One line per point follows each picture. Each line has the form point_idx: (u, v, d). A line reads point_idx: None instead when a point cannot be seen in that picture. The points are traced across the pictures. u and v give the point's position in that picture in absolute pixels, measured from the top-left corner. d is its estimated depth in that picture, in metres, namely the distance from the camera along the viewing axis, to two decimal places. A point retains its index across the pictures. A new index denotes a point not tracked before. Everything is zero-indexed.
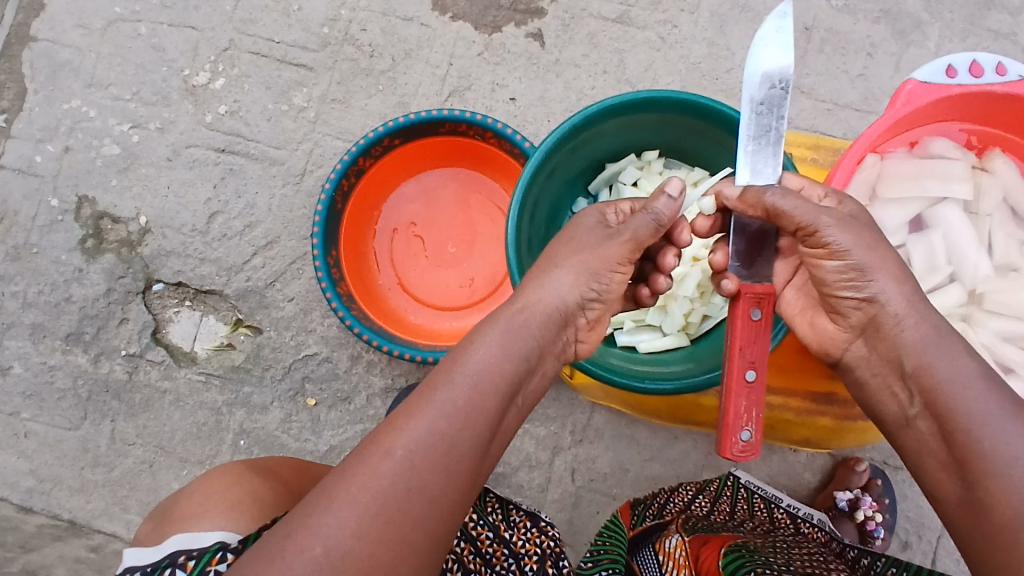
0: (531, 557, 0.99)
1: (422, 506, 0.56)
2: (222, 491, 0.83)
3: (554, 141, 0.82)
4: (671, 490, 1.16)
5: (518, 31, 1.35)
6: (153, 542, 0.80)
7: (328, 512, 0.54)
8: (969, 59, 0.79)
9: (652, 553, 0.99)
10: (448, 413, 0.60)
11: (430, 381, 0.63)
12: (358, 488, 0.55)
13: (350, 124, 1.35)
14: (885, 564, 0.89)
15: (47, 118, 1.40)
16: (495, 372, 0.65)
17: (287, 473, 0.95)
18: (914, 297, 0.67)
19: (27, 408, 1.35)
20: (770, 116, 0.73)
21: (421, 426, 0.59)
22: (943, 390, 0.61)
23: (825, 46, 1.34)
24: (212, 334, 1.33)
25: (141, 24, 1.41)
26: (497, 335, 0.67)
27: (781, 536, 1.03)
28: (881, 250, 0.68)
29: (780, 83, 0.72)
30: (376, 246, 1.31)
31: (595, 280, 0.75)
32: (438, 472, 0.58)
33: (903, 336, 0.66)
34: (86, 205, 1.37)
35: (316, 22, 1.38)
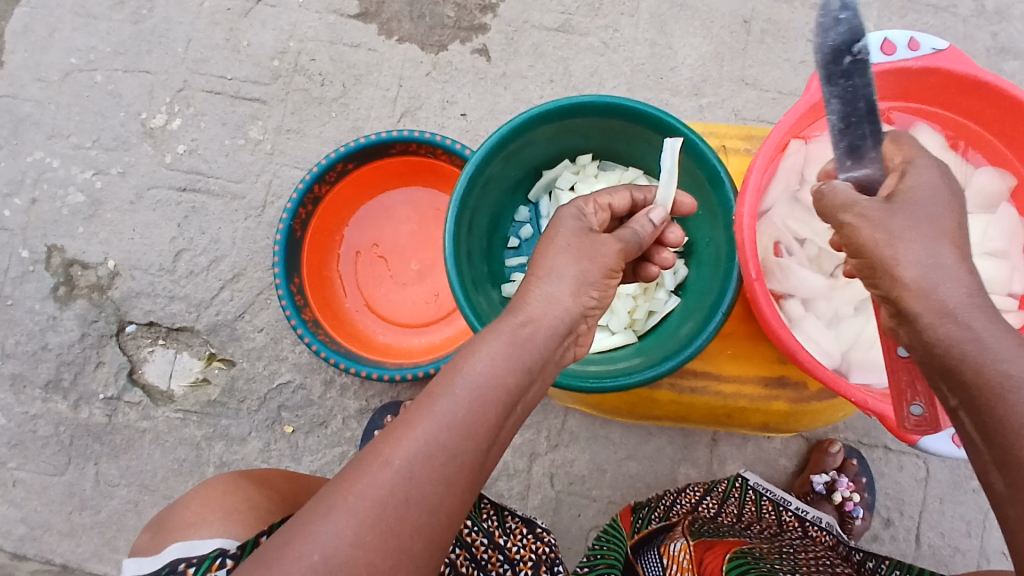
0: (526, 562, 1.01)
1: (421, 517, 0.54)
2: (218, 497, 0.85)
3: (485, 152, 0.84)
4: (678, 491, 1.16)
5: (464, 48, 1.38)
6: (153, 551, 0.83)
7: (326, 520, 0.52)
8: (882, 37, 0.79)
9: (657, 556, 0.97)
10: (450, 423, 0.56)
11: (431, 387, 0.59)
12: (357, 496, 0.53)
13: (306, 153, 1.37)
14: (889, 567, 0.96)
15: (12, 172, 1.43)
16: (499, 381, 0.59)
17: (281, 482, 0.95)
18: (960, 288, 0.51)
19: (13, 458, 1.37)
20: (853, 93, 0.64)
21: (421, 434, 0.55)
22: (988, 388, 0.48)
23: (766, 36, 1.36)
24: (187, 370, 1.35)
25: (97, 73, 1.44)
26: (499, 343, 0.62)
27: (787, 540, 1.04)
28: (904, 239, 0.53)
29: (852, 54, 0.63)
30: (340, 270, 1.33)
31: (590, 287, 0.69)
32: (439, 482, 0.55)
33: (936, 329, 0.51)
34: (55, 253, 1.40)
35: (266, 56, 1.40)
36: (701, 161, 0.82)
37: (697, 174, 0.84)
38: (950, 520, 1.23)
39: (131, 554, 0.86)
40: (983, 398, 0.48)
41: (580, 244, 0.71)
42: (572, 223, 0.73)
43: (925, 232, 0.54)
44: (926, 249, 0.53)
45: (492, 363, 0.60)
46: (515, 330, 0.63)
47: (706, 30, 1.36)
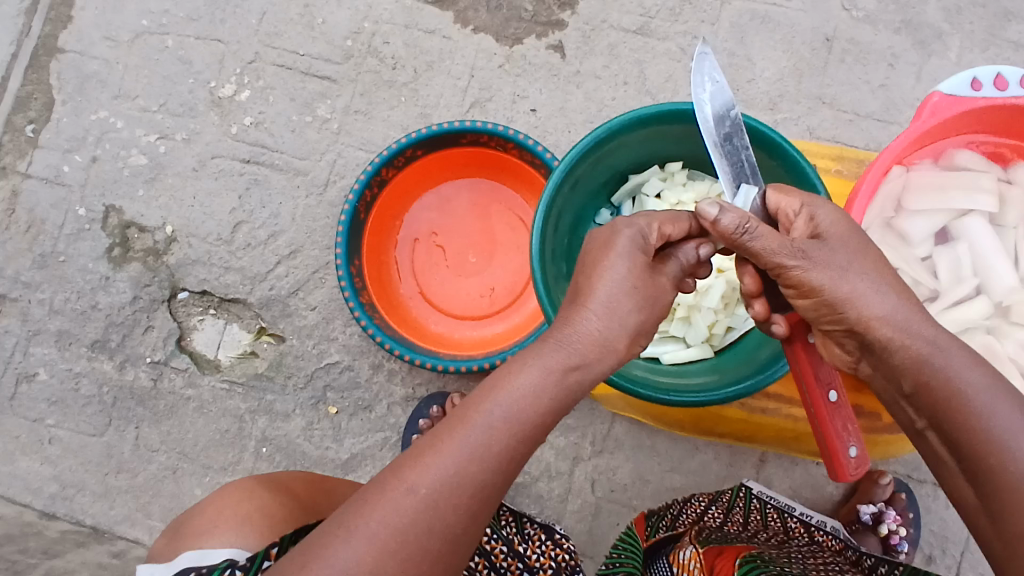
0: (546, 570, 1.00)
1: (439, 546, 0.56)
2: (233, 504, 0.85)
3: (579, 152, 0.82)
4: (686, 500, 1.16)
5: (539, 43, 1.36)
6: (165, 558, 0.83)
7: (346, 542, 0.55)
8: (994, 71, 0.78)
9: (667, 565, 0.99)
10: (476, 456, 0.58)
11: (459, 416, 0.60)
12: (379, 521, 0.56)
13: (373, 135, 1.36)
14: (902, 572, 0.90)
15: (75, 129, 1.43)
16: (526, 418, 0.60)
17: (301, 487, 0.94)
18: (904, 313, 0.63)
19: (52, 415, 1.37)
20: (736, 151, 0.74)
21: (444, 466, 0.57)
22: (954, 400, 0.59)
23: (846, 57, 1.34)
24: (235, 342, 1.35)
25: (168, 37, 1.44)
26: (538, 382, 0.61)
27: (795, 547, 1.03)
28: (854, 276, 0.64)
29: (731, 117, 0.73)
30: (398, 255, 1.32)
31: (642, 334, 0.69)
32: (460, 513, 0.57)
33: (904, 351, 0.62)
34: (113, 214, 1.40)
35: (340, 35, 1.40)
36: (800, 177, 0.81)
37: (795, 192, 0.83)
38: None
39: (147, 561, 0.86)
40: (953, 408, 0.59)
41: (644, 287, 0.67)
42: (629, 251, 0.68)
43: (865, 266, 0.65)
44: (873, 283, 0.64)
45: (521, 403, 0.60)
46: (560, 372, 0.62)
47: (786, 45, 1.35)
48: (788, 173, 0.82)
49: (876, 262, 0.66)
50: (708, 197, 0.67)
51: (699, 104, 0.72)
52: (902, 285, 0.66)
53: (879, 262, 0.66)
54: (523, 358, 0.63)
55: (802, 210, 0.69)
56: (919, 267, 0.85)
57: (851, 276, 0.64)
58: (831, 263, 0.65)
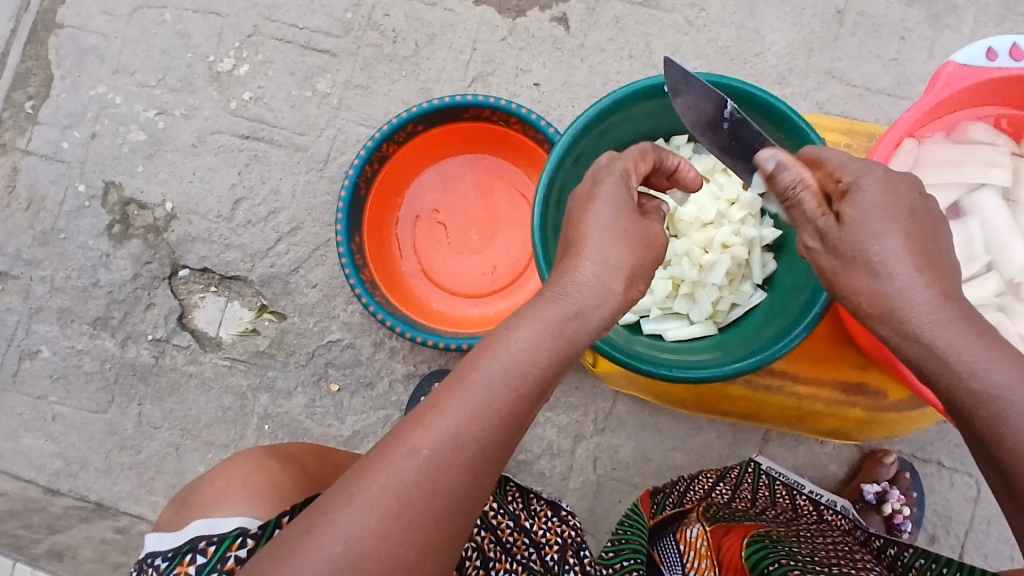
0: (552, 546, 0.98)
1: (446, 507, 0.53)
2: (242, 475, 0.83)
3: (582, 125, 0.81)
4: (692, 478, 1.16)
5: (543, 15, 1.34)
6: (172, 528, 0.80)
7: (349, 508, 0.52)
8: (1010, 41, 0.76)
9: (673, 542, 0.99)
10: (478, 414, 0.54)
11: (460, 374, 0.57)
12: (380, 485, 0.52)
13: (374, 111, 1.34)
14: (913, 555, 0.88)
15: (74, 104, 1.41)
16: (529, 373, 0.57)
17: (308, 458, 0.95)
18: (922, 299, 0.55)
19: (56, 391, 1.37)
20: (749, 144, 0.70)
21: (449, 425, 0.54)
22: (971, 399, 0.52)
23: (857, 30, 1.31)
24: (237, 320, 1.34)
25: (166, 11, 1.42)
26: (536, 334, 0.58)
27: (804, 523, 1.03)
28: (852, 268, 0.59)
29: (729, 115, 0.70)
30: (399, 232, 1.30)
31: (641, 278, 0.66)
32: (465, 473, 0.54)
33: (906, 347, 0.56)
34: (113, 191, 1.39)
35: (340, 8, 1.37)
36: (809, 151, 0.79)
37: None
38: (998, 542, 1.20)
39: (154, 529, 0.85)
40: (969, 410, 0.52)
41: (635, 229, 0.66)
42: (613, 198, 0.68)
43: (884, 250, 0.57)
44: (889, 269, 0.57)
45: (520, 356, 0.57)
46: (559, 324, 0.59)
47: (796, 18, 1.31)
48: (796, 146, 0.80)
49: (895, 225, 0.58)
50: (773, 149, 0.65)
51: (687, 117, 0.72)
52: (932, 262, 0.56)
53: (904, 241, 0.57)
54: (523, 311, 0.60)
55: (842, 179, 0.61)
56: None
57: (859, 256, 0.58)
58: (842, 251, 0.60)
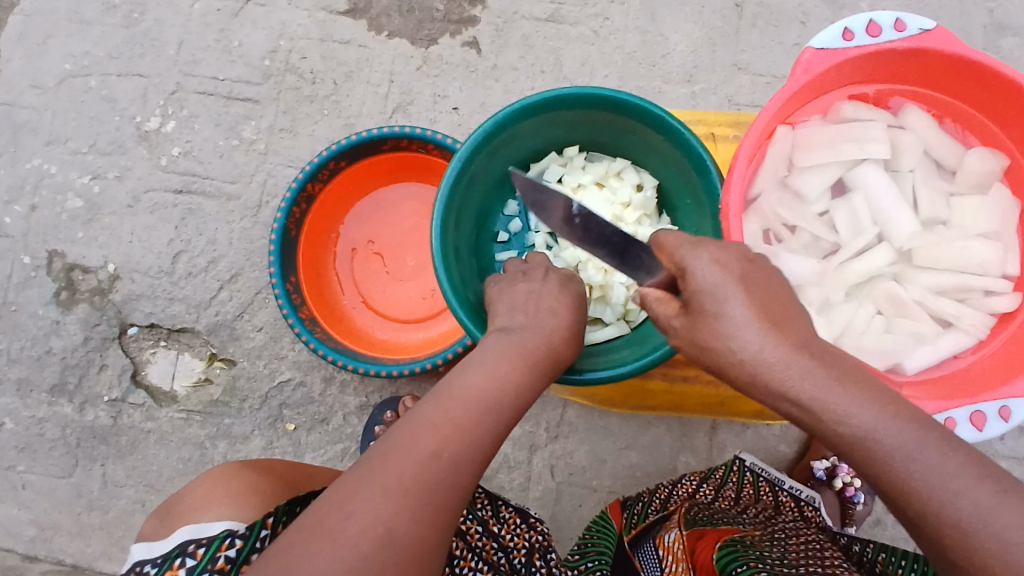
0: (519, 550, 1.00)
1: (451, 500, 0.57)
2: (225, 484, 0.86)
3: (469, 148, 0.83)
4: (674, 482, 1.17)
5: (454, 42, 1.37)
6: (160, 536, 0.81)
7: (369, 493, 0.54)
8: (865, 19, 0.79)
9: (653, 547, 1.01)
10: (479, 424, 0.60)
11: (458, 384, 0.63)
12: (401, 477, 0.55)
13: (300, 152, 1.37)
14: (874, 549, 0.96)
15: (12, 178, 1.44)
16: (520, 392, 0.64)
17: (283, 469, 0.96)
18: (785, 361, 0.54)
19: (22, 461, 1.38)
20: (600, 233, 0.73)
21: (453, 425, 0.59)
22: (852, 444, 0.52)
23: (758, 21, 1.35)
24: (189, 371, 1.36)
25: (91, 78, 1.45)
26: (524, 355, 0.66)
27: (780, 523, 1.04)
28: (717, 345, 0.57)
29: (574, 215, 0.75)
30: (337, 267, 1.33)
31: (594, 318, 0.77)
32: (468, 472, 0.58)
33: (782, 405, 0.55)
34: (56, 258, 1.41)
35: (257, 56, 1.41)
36: (686, 150, 0.82)
37: (687, 165, 0.84)
38: None
39: (139, 540, 0.85)
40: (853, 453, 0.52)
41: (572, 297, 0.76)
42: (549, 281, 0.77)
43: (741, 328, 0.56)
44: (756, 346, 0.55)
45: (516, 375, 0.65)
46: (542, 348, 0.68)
47: (697, 16, 1.35)
48: (673, 144, 0.83)
49: (736, 296, 0.56)
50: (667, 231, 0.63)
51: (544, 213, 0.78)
52: (783, 324, 0.56)
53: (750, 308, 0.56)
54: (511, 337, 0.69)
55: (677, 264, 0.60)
56: (818, 223, 0.86)
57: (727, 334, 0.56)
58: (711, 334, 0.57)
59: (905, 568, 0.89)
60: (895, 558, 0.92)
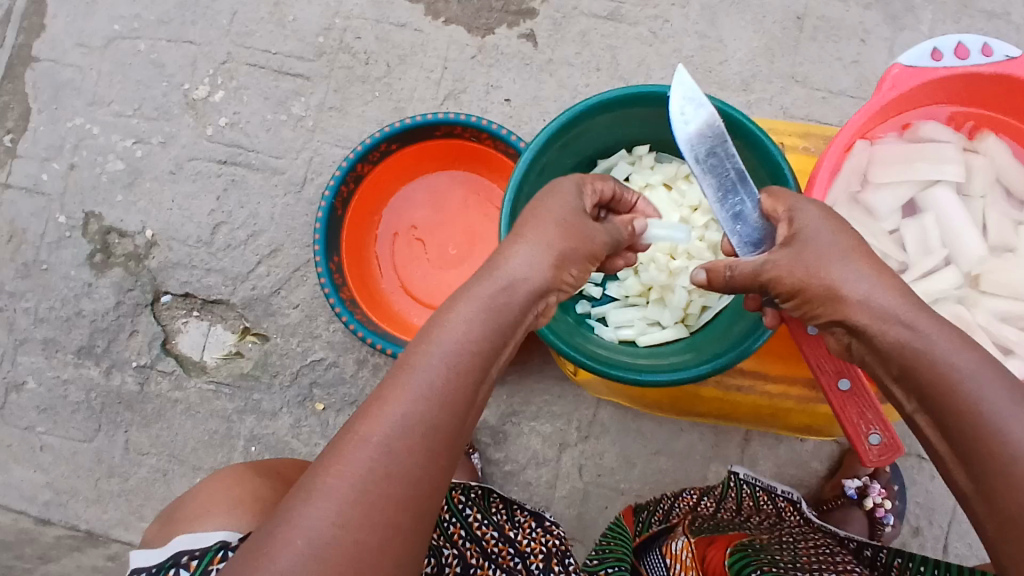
0: (537, 555, 0.98)
1: (404, 490, 0.52)
2: (226, 489, 0.83)
3: (544, 138, 0.83)
4: (675, 496, 1.17)
5: (511, 32, 1.36)
6: (158, 543, 0.80)
7: (307, 504, 0.51)
8: (955, 40, 0.79)
9: (660, 557, 0.98)
10: (422, 395, 0.55)
11: (405, 361, 0.57)
12: (336, 477, 0.52)
13: (348, 131, 1.37)
14: (889, 556, 0.91)
15: (52, 137, 1.43)
16: (468, 351, 0.57)
17: (291, 472, 0.93)
18: (886, 294, 0.60)
19: (43, 422, 1.37)
20: (720, 163, 0.72)
21: (395, 408, 0.54)
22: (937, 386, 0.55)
23: (817, 35, 1.34)
24: (220, 343, 1.35)
25: (140, 41, 1.44)
26: (471, 312, 0.59)
27: (786, 529, 1.02)
28: (826, 268, 0.62)
29: (715, 128, 0.72)
30: (378, 250, 1.32)
31: (571, 263, 0.66)
32: (417, 453, 0.53)
33: (884, 336, 0.59)
34: (93, 220, 1.40)
35: (311, 32, 1.40)
36: (764, 158, 0.82)
37: (763, 173, 0.84)
38: None
39: (141, 547, 0.84)
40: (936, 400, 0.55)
41: (574, 221, 0.68)
42: (571, 197, 0.70)
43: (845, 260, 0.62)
44: (854, 272, 0.61)
45: (465, 336, 0.57)
46: (490, 299, 0.60)
47: (757, 25, 1.35)
48: (751, 150, 0.83)
49: (842, 235, 0.64)
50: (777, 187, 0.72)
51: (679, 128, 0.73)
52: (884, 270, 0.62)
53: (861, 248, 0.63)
54: (455, 296, 0.61)
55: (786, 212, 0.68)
56: (887, 241, 0.86)
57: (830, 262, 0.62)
58: (812, 259, 0.63)
59: None
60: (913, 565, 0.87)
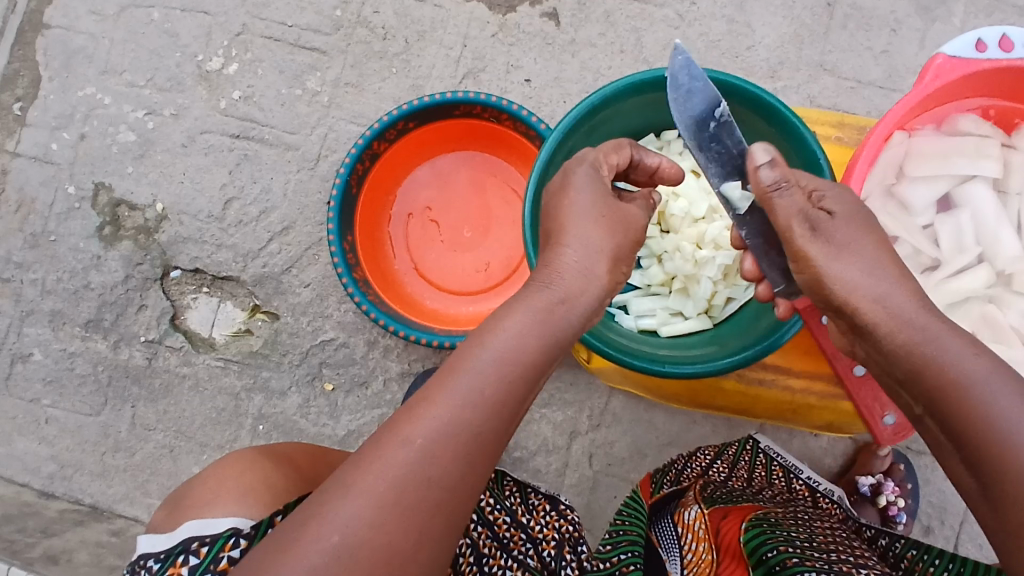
0: (549, 541, 0.95)
1: (441, 495, 0.52)
2: (233, 474, 0.81)
3: (572, 120, 0.80)
4: (690, 454, 1.15)
5: (533, 11, 1.33)
6: (165, 529, 0.77)
7: (344, 500, 0.51)
8: (999, 32, 0.76)
9: (671, 525, 0.99)
10: (469, 402, 0.54)
11: (457, 363, 0.56)
12: (376, 477, 0.52)
13: (364, 108, 1.34)
14: (904, 545, 0.89)
15: (62, 106, 1.40)
16: (522, 363, 0.57)
17: (303, 459, 0.92)
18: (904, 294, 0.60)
19: (49, 395, 1.36)
20: (726, 150, 0.69)
21: (442, 412, 0.54)
22: (951, 389, 0.55)
23: (848, 23, 1.31)
24: (230, 320, 1.34)
25: (154, 10, 1.41)
26: (528, 325, 0.59)
27: (800, 507, 1.00)
28: (863, 253, 0.62)
29: (715, 116, 0.69)
30: (392, 230, 1.30)
31: (622, 259, 0.67)
32: (459, 461, 0.53)
33: (893, 338, 0.59)
34: (103, 192, 1.38)
35: (329, 5, 1.37)
36: (800, 147, 0.79)
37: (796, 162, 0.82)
38: None
39: (147, 532, 0.82)
40: (945, 401, 0.56)
41: (611, 214, 0.68)
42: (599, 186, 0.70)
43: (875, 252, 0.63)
44: (868, 268, 0.62)
45: (522, 348, 0.58)
46: (545, 311, 0.60)
47: (786, 11, 1.31)
48: (786, 138, 0.80)
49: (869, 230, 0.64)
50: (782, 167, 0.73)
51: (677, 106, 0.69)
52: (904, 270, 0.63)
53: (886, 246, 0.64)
54: (513, 304, 0.61)
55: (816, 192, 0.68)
56: (920, 236, 0.84)
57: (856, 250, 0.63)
58: (853, 237, 0.63)
59: (936, 568, 0.82)
60: (927, 556, 0.84)
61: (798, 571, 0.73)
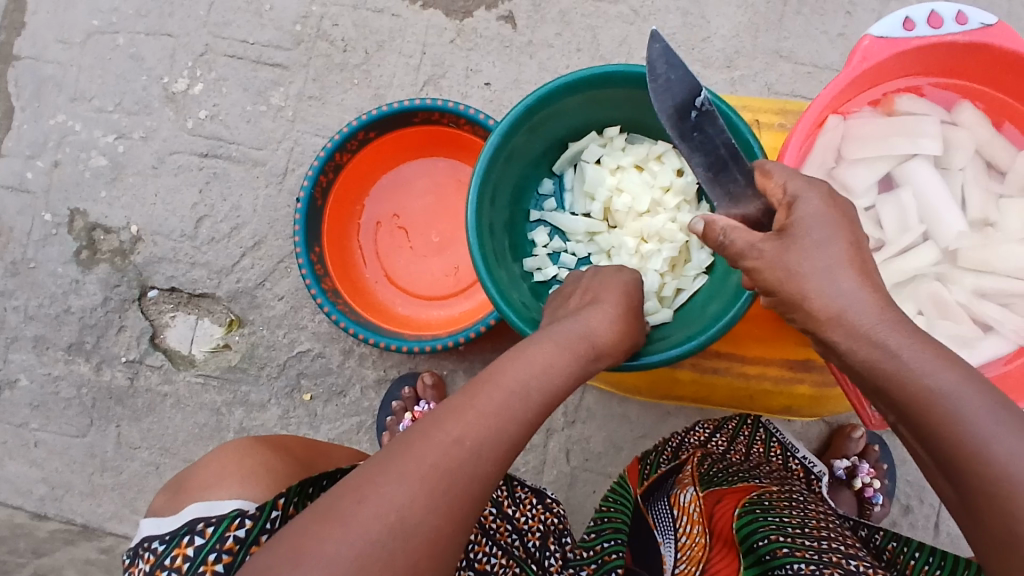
0: (534, 532, 0.95)
1: (476, 492, 0.54)
2: (236, 461, 0.81)
3: (511, 121, 0.81)
4: (688, 431, 1.16)
5: (490, 14, 1.34)
6: (170, 512, 0.78)
7: (396, 481, 0.52)
8: (927, 10, 0.77)
9: (667, 507, 0.96)
10: (512, 412, 0.58)
11: (499, 375, 0.61)
12: (430, 461, 0.53)
13: (328, 120, 1.35)
14: (883, 538, 0.89)
15: (35, 134, 1.43)
16: (554, 391, 0.62)
17: (298, 446, 0.93)
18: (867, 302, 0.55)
19: (36, 418, 1.38)
20: (710, 139, 0.64)
21: (490, 417, 0.57)
22: (920, 403, 0.51)
23: (802, 8, 1.31)
24: (208, 337, 1.35)
25: (119, 35, 1.43)
26: (562, 359, 0.65)
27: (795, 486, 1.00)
28: (825, 260, 0.56)
29: (696, 104, 0.64)
30: (361, 238, 1.32)
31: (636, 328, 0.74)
32: (497, 463, 0.56)
33: (857, 353, 0.54)
34: (78, 217, 1.40)
35: (288, 20, 1.38)
36: None
37: None
38: None
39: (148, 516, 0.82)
40: (918, 413, 0.52)
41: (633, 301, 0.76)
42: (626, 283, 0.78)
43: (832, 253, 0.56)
44: (827, 274, 0.55)
45: (554, 378, 0.63)
46: (578, 353, 0.66)
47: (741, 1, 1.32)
48: None
49: (835, 234, 0.57)
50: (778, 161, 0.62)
51: (658, 100, 0.67)
52: (867, 270, 0.57)
53: (847, 244, 0.57)
54: (546, 338, 0.67)
55: (785, 198, 0.59)
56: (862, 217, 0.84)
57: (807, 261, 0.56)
58: (810, 259, 0.56)
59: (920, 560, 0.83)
60: (908, 549, 0.85)
61: (786, 563, 0.75)
